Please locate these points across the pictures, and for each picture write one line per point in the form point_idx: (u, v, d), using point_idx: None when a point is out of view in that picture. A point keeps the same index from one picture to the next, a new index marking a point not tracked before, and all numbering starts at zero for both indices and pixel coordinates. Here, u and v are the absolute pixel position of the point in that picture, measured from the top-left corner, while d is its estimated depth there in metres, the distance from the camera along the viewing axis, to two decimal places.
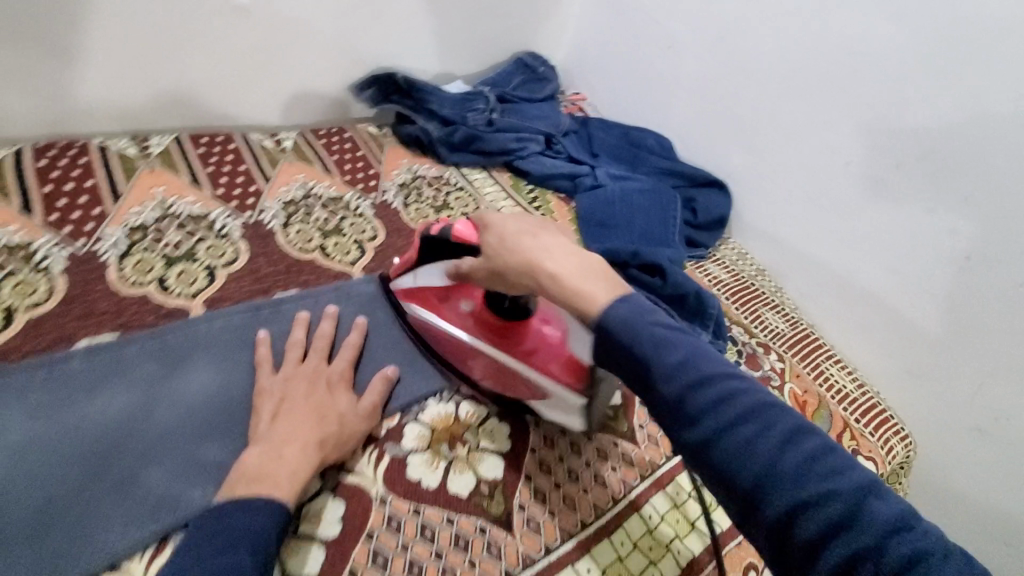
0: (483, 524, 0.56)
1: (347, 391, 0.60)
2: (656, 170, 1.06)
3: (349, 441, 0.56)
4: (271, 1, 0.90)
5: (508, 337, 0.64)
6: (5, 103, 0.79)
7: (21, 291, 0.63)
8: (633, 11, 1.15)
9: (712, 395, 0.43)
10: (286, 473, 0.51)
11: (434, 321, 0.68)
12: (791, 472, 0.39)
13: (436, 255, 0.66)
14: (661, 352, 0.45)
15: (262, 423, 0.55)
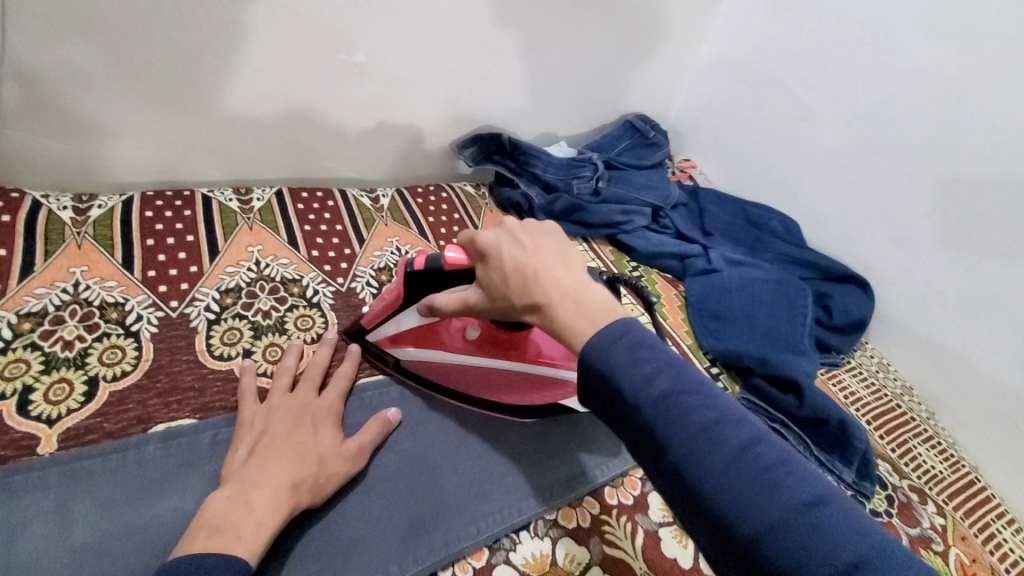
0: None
1: (331, 429, 0.56)
2: (782, 258, 0.93)
3: (328, 483, 0.52)
4: (385, 59, 0.87)
5: (514, 348, 0.65)
6: (123, 150, 0.80)
7: (108, 358, 0.59)
8: (760, 78, 1.05)
9: (720, 459, 0.36)
10: (259, 526, 0.45)
11: (439, 355, 0.67)
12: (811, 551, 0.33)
13: (420, 291, 0.61)
14: (654, 392, 0.39)
15: (237, 457, 0.51)
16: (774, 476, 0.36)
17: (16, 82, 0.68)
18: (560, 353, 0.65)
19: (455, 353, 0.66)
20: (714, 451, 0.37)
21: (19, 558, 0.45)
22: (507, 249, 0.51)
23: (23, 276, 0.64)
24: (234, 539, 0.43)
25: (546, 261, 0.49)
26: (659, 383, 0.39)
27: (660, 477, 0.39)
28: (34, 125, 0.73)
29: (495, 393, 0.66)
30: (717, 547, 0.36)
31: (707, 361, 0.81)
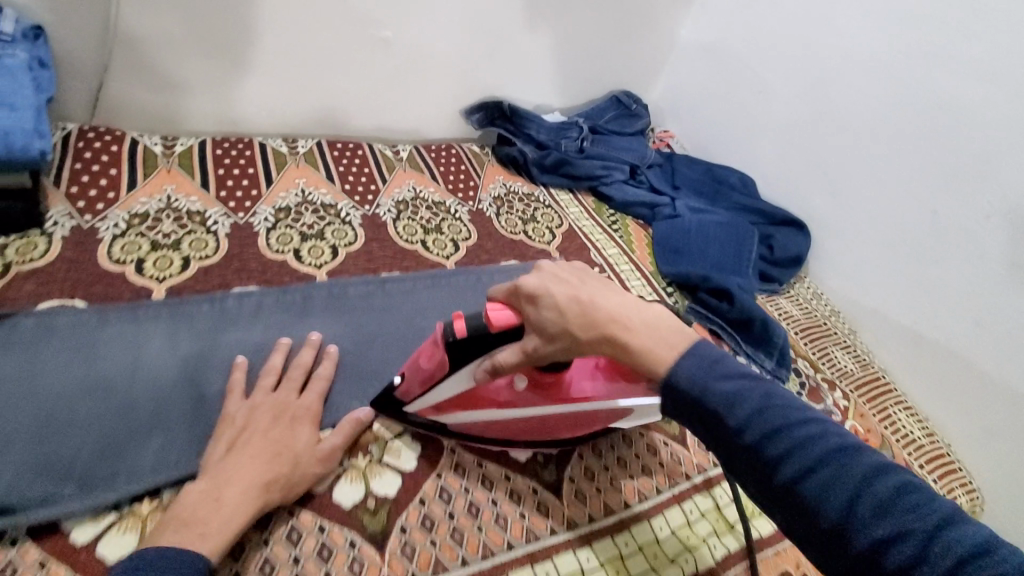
0: (536, 485, 0.63)
1: (310, 428, 0.58)
2: (736, 206, 1.12)
3: (299, 480, 0.54)
4: (409, 35, 1.07)
5: (558, 389, 0.60)
6: (199, 104, 1.00)
7: (196, 246, 0.79)
8: (729, 60, 1.23)
9: (728, 398, 0.45)
10: (225, 525, 0.49)
11: (492, 416, 0.62)
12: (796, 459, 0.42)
13: (462, 357, 0.57)
14: (680, 361, 0.48)
15: (216, 451, 0.54)
16: (769, 410, 0.44)
17: (124, 45, 0.89)
18: (604, 385, 0.61)
19: (502, 408, 0.61)
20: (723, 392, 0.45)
21: (143, 353, 0.63)
22: (556, 286, 0.53)
23: (129, 188, 0.85)
24: (199, 538, 0.47)
25: (594, 292, 0.52)
26: (676, 342, 0.49)
27: (710, 438, 0.46)
28: (132, 79, 0.93)
29: (550, 431, 0.63)
30: (759, 485, 0.44)
31: (664, 283, 0.98)
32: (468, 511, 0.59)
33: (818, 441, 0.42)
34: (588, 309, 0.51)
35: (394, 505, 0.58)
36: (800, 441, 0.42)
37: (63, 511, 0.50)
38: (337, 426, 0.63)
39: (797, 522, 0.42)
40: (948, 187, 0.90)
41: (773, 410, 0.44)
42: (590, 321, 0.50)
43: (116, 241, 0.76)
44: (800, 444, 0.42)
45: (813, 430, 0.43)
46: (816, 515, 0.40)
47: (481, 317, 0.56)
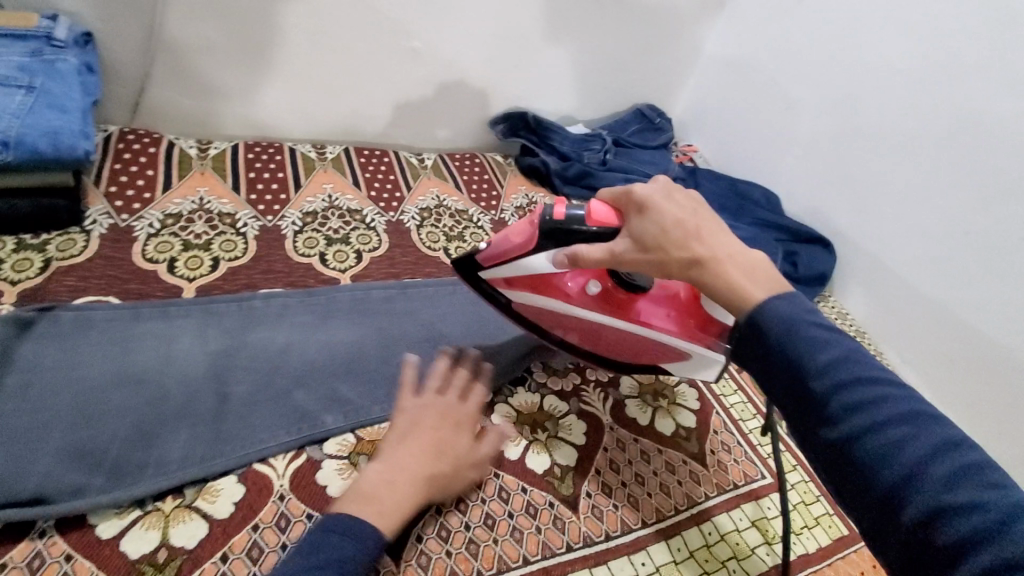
0: (553, 500, 0.63)
1: (470, 434, 0.60)
2: (757, 221, 1.11)
3: (456, 483, 0.58)
4: (437, 46, 1.09)
5: (627, 309, 0.68)
6: (232, 110, 1.03)
7: (226, 247, 0.81)
8: (755, 75, 1.23)
9: (863, 402, 0.42)
10: (389, 511, 0.52)
11: (558, 308, 0.69)
12: (942, 485, 0.38)
13: (551, 243, 0.63)
14: (814, 352, 0.44)
15: (388, 446, 0.57)
16: (905, 423, 0.40)
17: (166, 51, 0.92)
18: (667, 322, 0.67)
19: (571, 305, 0.68)
20: (864, 396, 0.42)
21: (173, 348, 0.65)
22: (669, 207, 0.55)
23: (165, 189, 0.88)
24: (367, 504, 0.52)
25: (708, 225, 0.54)
26: (806, 331, 0.46)
27: (834, 453, 0.43)
28: (171, 85, 0.96)
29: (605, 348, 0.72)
30: (879, 513, 0.40)
31: None
32: (484, 522, 0.59)
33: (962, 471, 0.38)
34: (695, 236, 0.53)
35: None
36: (951, 473, 0.38)
37: (90, 501, 0.51)
38: (357, 431, 0.64)
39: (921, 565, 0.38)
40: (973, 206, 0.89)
41: (927, 434, 0.40)
42: (690, 245, 0.53)
43: (150, 240, 0.79)
44: (950, 475, 0.38)
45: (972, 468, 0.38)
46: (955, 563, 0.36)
47: (579, 210, 0.61)
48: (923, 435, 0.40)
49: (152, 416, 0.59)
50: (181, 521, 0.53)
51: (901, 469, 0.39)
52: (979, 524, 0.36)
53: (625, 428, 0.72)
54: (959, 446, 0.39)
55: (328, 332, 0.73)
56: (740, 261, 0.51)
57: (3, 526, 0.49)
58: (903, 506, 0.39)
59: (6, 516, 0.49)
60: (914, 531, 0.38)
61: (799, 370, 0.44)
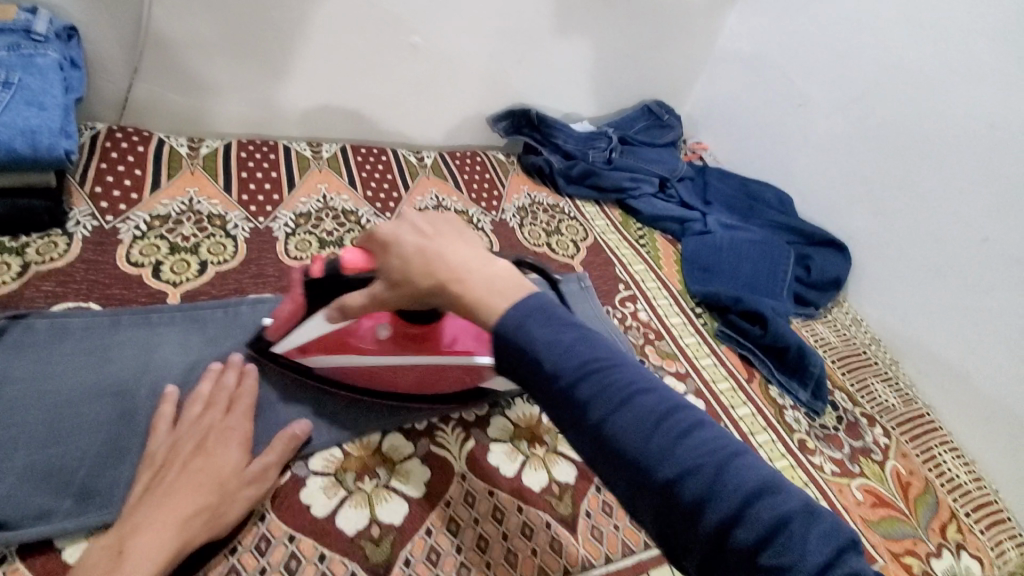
0: (550, 520, 0.60)
1: (240, 449, 0.53)
2: (770, 223, 1.07)
3: (230, 510, 0.49)
4: (439, 41, 1.05)
5: (422, 340, 0.63)
6: (225, 107, 1.00)
7: (214, 250, 0.78)
8: (769, 71, 1.19)
9: (594, 387, 0.40)
10: (139, 565, 0.43)
11: (358, 360, 0.62)
12: (688, 465, 0.37)
13: (324, 297, 0.59)
14: (549, 354, 0.41)
15: (134, 493, 0.49)
16: (631, 390, 0.40)
17: (155, 47, 0.89)
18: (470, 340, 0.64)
19: (365, 355, 0.63)
20: (594, 379, 0.40)
21: (153, 358, 0.62)
22: (406, 232, 0.50)
23: (153, 190, 0.85)
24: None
25: (442, 242, 0.49)
26: (539, 327, 0.42)
27: (598, 458, 0.40)
28: (161, 81, 0.94)
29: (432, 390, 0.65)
30: (655, 509, 0.38)
31: (693, 302, 0.94)
32: (476, 543, 0.56)
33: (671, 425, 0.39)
34: (433, 261, 0.47)
35: (399, 535, 0.55)
36: (691, 451, 0.38)
37: (58, 526, 0.49)
38: (345, 445, 0.60)
39: (699, 554, 0.37)
40: (1000, 209, 0.84)
41: (670, 418, 0.39)
42: (433, 272, 0.47)
43: (136, 243, 0.76)
44: (694, 455, 0.38)
45: (707, 438, 0.39)
46: (728, 544, 0.36)
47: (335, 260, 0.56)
48: (667, 420, 0.39)
49: (124, 432, 0.56)
50: None
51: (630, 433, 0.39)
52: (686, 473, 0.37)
53: None
54: (666, 397, 0.41)
55: None
56: (484, 275, 0.46)
57: None
58: (638, 468, 0.38)
59: None
60: (647, 491, 0.38)
61: (547, 378, 0.41)
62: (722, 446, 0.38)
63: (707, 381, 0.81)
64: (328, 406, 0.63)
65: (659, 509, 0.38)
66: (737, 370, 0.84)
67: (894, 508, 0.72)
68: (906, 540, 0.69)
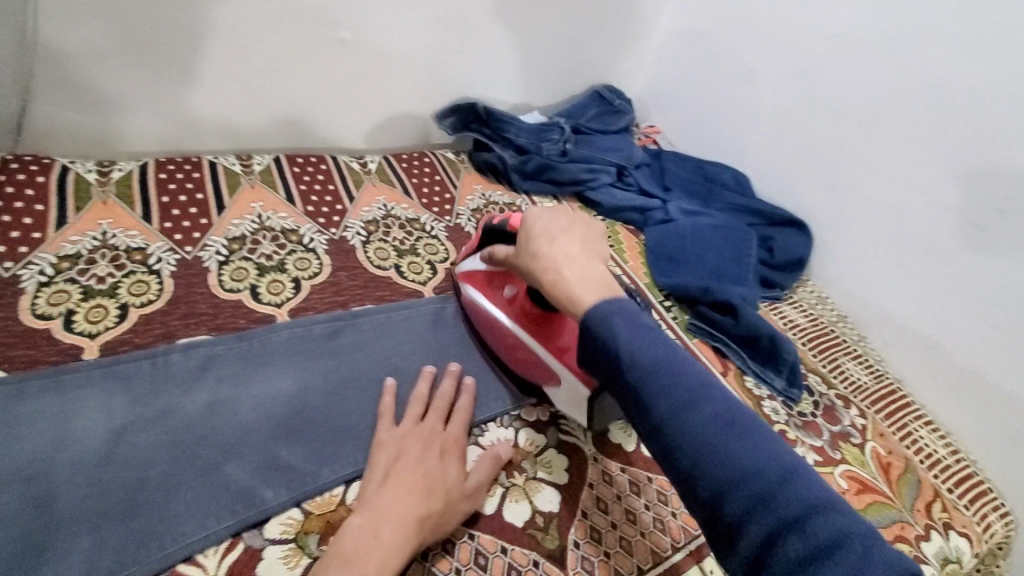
0: (537, 558, 0.56)
1: (458, 463, 0.58)
2: (731, 207, 1.06)
3: (450, 517, 0.54)
4: (369, 35, 0.97)
5: (552, 326, 0.67)
6: (136, 122, 0.90)
7: (136, 290, 0.70)
8: (715, 47, 1.16)
9: (722, 448, 0.39)
10: (385, 563, 0.48)
11: (481, 302, 0.73)
12: (796, 549, 0.35)
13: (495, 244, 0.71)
14: (680, 407, 0.42)
15: (375, 477, 0.55)
16: (721, 427, 0.40)
17: (50, 65, 0.79)
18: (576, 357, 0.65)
19: (490, 305, 0.72)
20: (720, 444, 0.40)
21: (70, 428, 0.54)
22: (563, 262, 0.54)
23: (59, 225, 0.75)
24: (359, 575, 0.47)
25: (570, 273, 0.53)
26: (659, 372, 0.43)
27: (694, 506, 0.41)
28: (63, 100, 0.83)
29: (513, 361, 0.71)
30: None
31: (661, 296, 0.92)
32: None
33: (738, 456, 0.39)
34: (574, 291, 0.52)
35: None
36: (804, 537, 0.36)
37: None
38: (304, 504, 0.55)
39: None
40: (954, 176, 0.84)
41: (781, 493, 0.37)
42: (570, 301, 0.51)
43: (42, 291, 0.67)
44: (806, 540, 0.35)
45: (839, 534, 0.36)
46: None
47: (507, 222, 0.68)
48: (777, 494, 0.37)
49: (41, 523, 0.48)
50: None
51: (692, 456, 0.40)
52: (759, 509, 0.37)
53: (610, 458, 0.66)
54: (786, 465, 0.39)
55: (262, 384, 0.63)
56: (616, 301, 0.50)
57: None
58: (700, 491, 0.40)
59: None
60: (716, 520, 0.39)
61: (664, 420, 0.42)
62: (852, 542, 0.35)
63: None
64: (283, 461, 0.57)
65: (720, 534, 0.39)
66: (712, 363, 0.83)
67: (879, 492, 0.71)
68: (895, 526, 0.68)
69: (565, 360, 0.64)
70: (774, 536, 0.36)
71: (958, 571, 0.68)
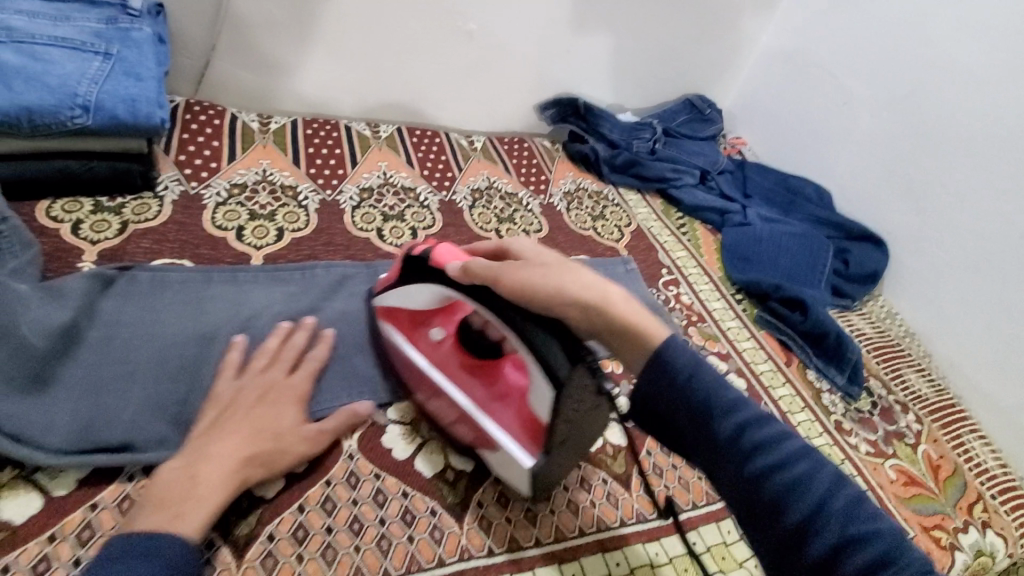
0: (606, 476, 0.65)
1: (294, 408, 0.58)
2: (811, 217, 1.11)
3: (284, 457, 0.55)
4: (493, 28, 1.09)
5: (488, 376, 0.62)
6: (290, 87, 1.05)
7: (288, 218, 0.84)
8: (812, 68, 1.22)
9: (735, 415, 0.48)
10: (204, 500, 0.49)
11: (407, 349, 0.64)
12: (800, 496, 0.44)
13: (412, 280, 0.62)
14: (699, 380, 0.49)
15: (204, 422, 0.54)
16: (775, 441, 0.47)
17: (234, 29, 0.96)
18: (517, 421, 0.58)
19: (422, 358, 0.64)
20: (736, 412, 0.48)
21: (244, 310, 0.68)
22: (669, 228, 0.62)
23: (230, 160, 0.90)
24: (174, 519, 0.47)
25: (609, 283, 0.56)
26: (728, 411, 0.48)
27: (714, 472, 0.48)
28: (237, 61, 0.99)
29: (450, 425, 0.62)
30: (754, 522, 0.46)
31: (733, 290, 0.98)
32: (541, 492, 0.62)
33: (758, 431, 0.47)
34: None
35: (471, 481, 0.62)
36: (808, 483, 0.45)
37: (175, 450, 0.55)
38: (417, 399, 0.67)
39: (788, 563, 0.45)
40: None
41: (787, 448, 0.46)
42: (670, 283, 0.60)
43: (218, 208, 0.82)
44: (809, 486, 0.44)
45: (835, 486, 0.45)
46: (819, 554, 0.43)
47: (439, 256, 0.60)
48: (783, 449, 0.46)
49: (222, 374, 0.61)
50: None
51: (733, 450, 0.47)
52: (822, 512, 0.43)
53: None
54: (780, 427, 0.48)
55: None
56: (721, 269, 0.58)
57: (96, 469, 0.53)
58: (740, 477, 0.46)
59: (101, 461, 0.52)
60: (792, 545, 0.44)
61: (689, 400, 0.49)
62: (833, 482, 0.45)
63: (748, 362, 0.85)
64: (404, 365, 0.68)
65: (787, 551, 0.44)
66: (776, 354, 0.88)
67: (925, 486, 0.77)
68: (935, 516, 0.74)
69: (512, 431, 0.57)
70: (836, 541, 0.43)
71: (989, 564, 0.73)
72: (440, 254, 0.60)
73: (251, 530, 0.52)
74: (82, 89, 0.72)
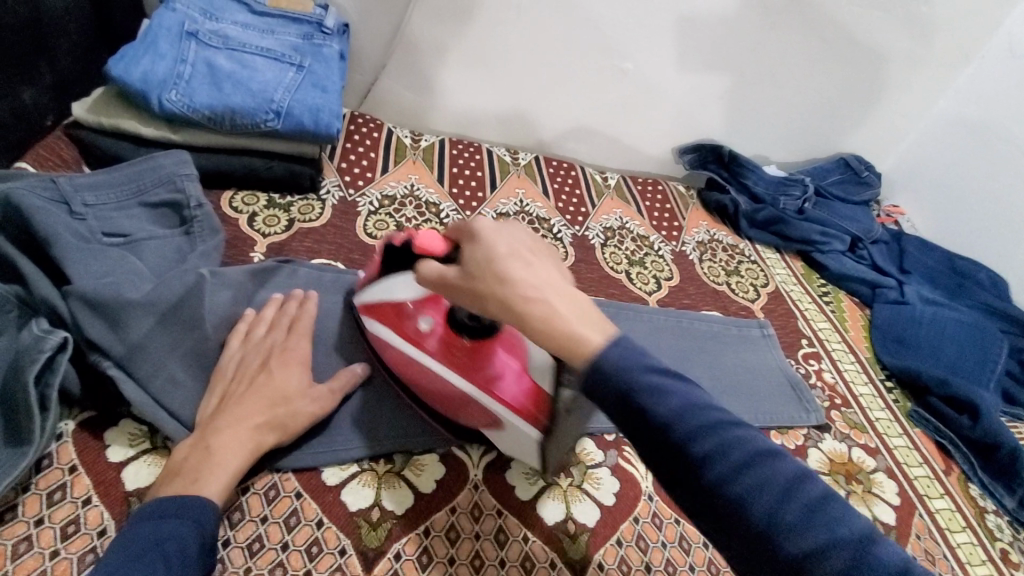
0: (679, 517, 0.63)
1: (293, 370, 0.57)
2: (982, 306, 1.00)
3: (293, 418, 0.55)
4: (648, 67, 1.07)
5: (477, 358, 0.57)
6: (442, 108, 1.09)
7: None
8: (1000, 143, 1.12)
9: (687, 421, 0.38)
10: (219, 466, 0.50)
11: (386, 335, 0.60)
12: (772, 507, 0.35)
13: (400, 267, 0.59)
14: (646, 383, 0.39)
15: (208, 407, 0.54)
16: (705, 418, 0.38)
17: (405, 50, 1.01)
18: (509, 387, 0.56)
19: (417, 352, 0.58)
20: (691, 417, 0.38)
21: None
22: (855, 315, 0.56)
23: (383, 172, 0.95)
24: (191, 483, 0.48)
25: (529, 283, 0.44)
26: (633, 367, 0.40)
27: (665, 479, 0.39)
28: (400, 79, 1.05)
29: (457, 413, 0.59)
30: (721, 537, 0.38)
31: (883, 375, 0.89)
32: (664, 566, 0.58)
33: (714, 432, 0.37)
34: None
35: (593, 536, 0.58)
36: (779, 486, 0.36)
37: (316, 456, 0.56)
38: None
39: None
40: None
41: (751, 455, 0.37)
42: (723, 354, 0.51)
43: (370, 217, 0.87)
44: (779, 490, 0.36)
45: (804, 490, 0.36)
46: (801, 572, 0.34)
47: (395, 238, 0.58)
48: (748, 455, 0.37)
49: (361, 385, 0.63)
50: (390, 486, 0.57)
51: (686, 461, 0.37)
52: (797, 525, 0.35)
53: None
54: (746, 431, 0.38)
55: None
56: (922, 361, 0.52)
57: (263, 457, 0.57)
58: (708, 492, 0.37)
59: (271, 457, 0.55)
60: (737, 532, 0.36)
61: (634, 408, 0.39)
62: (805, 485, 0.36)
63: (900, 463, 0.76)
64: None
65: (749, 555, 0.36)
66: (933, 458, 0.78)
67: None
68: None
69: (502, 399, 0.55)
70: (803, 546, 0.34)
71: None
72: (421, 241, 0.54)
73: (380, 545, 0.53)
74: (277, 96, 0.79)
